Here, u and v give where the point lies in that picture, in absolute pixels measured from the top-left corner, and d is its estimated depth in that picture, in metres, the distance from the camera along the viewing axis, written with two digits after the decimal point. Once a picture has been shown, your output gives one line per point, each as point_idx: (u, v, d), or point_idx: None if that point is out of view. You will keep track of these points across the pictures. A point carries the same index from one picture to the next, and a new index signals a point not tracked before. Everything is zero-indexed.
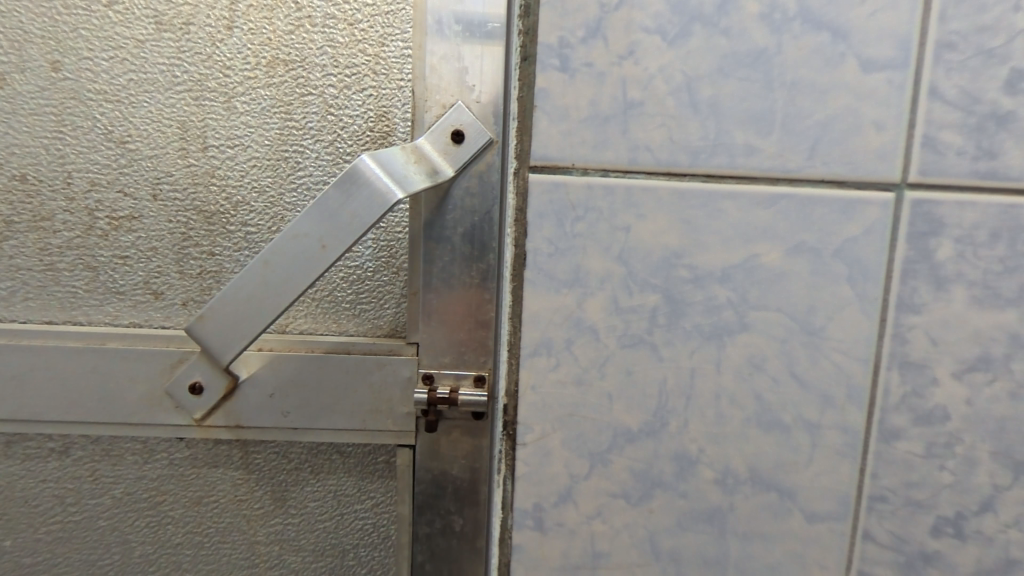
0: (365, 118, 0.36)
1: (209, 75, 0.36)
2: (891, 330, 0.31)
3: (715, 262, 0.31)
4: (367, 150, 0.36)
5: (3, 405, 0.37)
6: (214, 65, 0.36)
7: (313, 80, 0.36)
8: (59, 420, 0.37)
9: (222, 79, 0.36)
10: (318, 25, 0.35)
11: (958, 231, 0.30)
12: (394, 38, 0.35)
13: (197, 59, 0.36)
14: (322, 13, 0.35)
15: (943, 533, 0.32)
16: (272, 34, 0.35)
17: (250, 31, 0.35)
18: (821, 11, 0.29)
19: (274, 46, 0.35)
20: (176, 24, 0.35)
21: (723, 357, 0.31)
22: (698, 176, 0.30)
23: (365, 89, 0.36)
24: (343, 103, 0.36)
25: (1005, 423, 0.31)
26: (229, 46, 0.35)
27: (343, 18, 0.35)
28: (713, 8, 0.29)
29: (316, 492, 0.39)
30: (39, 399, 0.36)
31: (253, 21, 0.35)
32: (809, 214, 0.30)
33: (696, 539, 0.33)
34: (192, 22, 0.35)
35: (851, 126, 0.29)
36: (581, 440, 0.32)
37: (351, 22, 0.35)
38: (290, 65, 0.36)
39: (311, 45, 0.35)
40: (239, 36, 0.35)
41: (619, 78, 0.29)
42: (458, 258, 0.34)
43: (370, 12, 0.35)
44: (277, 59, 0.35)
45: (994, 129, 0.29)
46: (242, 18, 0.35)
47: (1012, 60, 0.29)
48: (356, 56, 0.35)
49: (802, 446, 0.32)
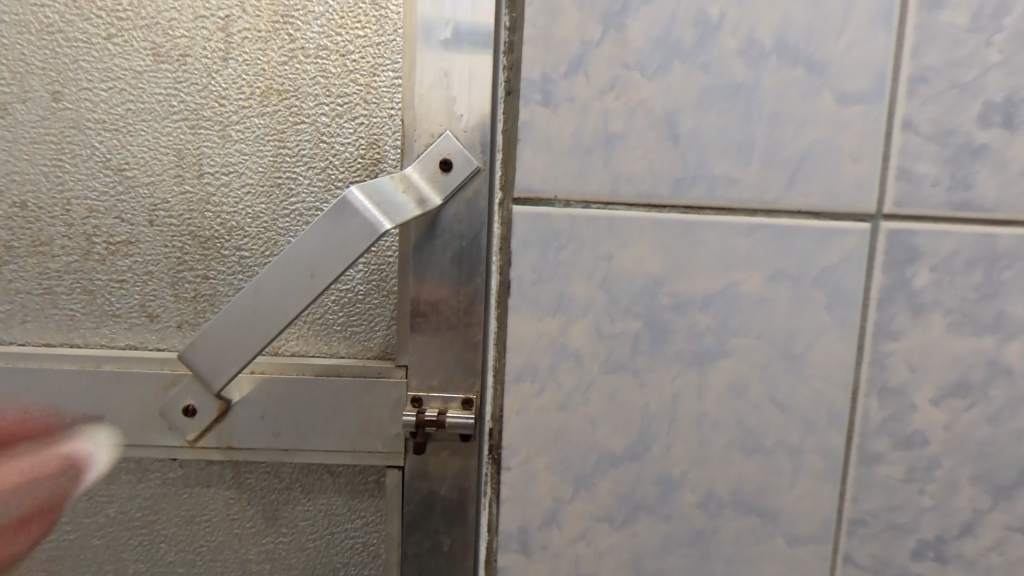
0: (357, 146, 0.37)
1: (204, 105, 0.37)
2: (870, 356, 0.32)
3: (697, 289, 0.31)
4: (358, 177, 0.37)
5: None
6: (209, 95, 0.36)
7: (306, 109, 0.36)
8: None
9: (217, 109, 0.37)
10: (311, 56, 0.36)
11: (934, 259, 0.31)
12: (385, 68, 0.36)
13: (194, 90, 0.36)
14: (315, 45, 0.36)
15: (925, 557, 0.33)
16: (266, 64, 0.36)
17: (245, 61, 0.36)
18: (798, 46, 0.29)
19: (268, 77, 0.36)
20: (173, 55, 0.36)
21: (705, 382, 0.32)
22: (678, 207, 0.30)
23: (357, 117, 0.36)
24: (335, 131, 0.37)
25: (983, 447, 0.32)
26: (224, 77, 0.36)
27: (335, 49, 0.36)
28: (693, 43, 0.29)
29: (307, 511, 0.40)
30: None
31: (248, 53, 0.36)
32: (788, 242, 0.31)
33: (679, 563, 0.34)
34: (188, 54, 0.36)
35: (828, 158, 0.30)
36: (566, 464, 0.33)
37: (343, 53, 0.36)
38: (283, 95, 0.36)
39: (304, 75, 0.36)
40: (234, 67, 0.36)
41: (602, 111, 0.30)
42: (448, 280, 0.34)
43: (362, 44, 0.36)
44: (271, 89, 0.36)
45: (968, 161, 0.30)
46: (237, 49, 0.36)
47: (985, 93, 0.30)
48: (348, 86, 0.36)
49: (783, 470, 0.33)
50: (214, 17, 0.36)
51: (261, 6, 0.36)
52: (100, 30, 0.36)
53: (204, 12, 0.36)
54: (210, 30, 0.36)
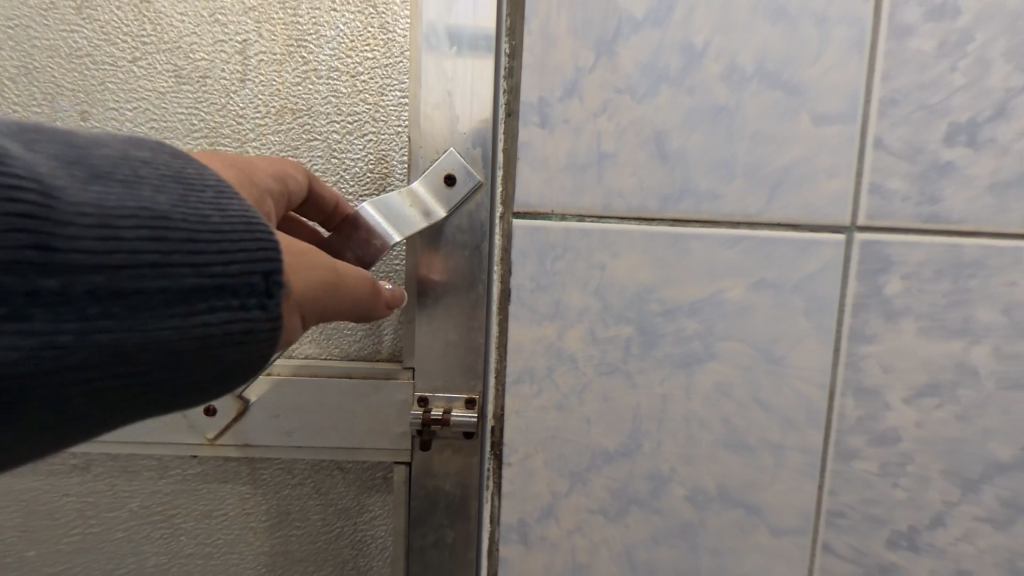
0: (366, 162, 0.39)
1: (223, 123, 0.39)
2: (846, 359, 0.34)
3: (685, 296, 0.33)
4: (367, 191, 0.39)
5: None
6: (227, 115, 0.39)
7: (318, 127, 0.39)
8: None
9: (235, 127, 0.39)
10: (322, 77, 0.39)
11: (905, 269, 0.33)
12: (392, 88, 0.38)
13: (214, 110, 0.39)
14: (326, 67, 0.39)
15: (899, 546, 0.35)
16: (280, 85, 0.39)
17: (260, 83, 0.39)
18: (777, 71, 0.32)
19: (282, 97, 0.39)
20: (193, 77, 0.39)
21: (692, 384, 0.34)
22: (666, 220, 0.33)
23: (366, 135, 0.39)
24: (345, 148, 0.39)
25: (952, 444, 0.34)
26: (241, 97, 0.39)
27: (345, 70, 0.39)
28: (679, 70, 0.32)
29: (318, 505, 0.42)
30: None
31: (264, 75, 0.39)
32: (769, 252, 0.33)
33: (669, 552, 0.36)
34: (208, 76, 0.39)
35: (805, 175, 0.32)
36: (562, 460, 0.35)
37: (353, 74, 0.38)
38: (296, 114, 0.39)
39: (316, 95, 0.39)
40: (251, 88, 0.39)
41: (595, 131, 0.32)
42: (452, 285, 0.36)
43: (370, 65, 0.38)
44: (285, 108, 0.39)
45: (936, 177, 0.32)
46: (253, 71, 0.39)
47: (950, 115, 0.32)
48: (357, 105, 0.39)
49: (766, 466, 0.35)
50: (231, 42, 0.39)
51: (276, 31, 0.38)
52: (125, 54, 0.39)
53: (222, 36, 0.39)
54: (228, 53, 0.39)
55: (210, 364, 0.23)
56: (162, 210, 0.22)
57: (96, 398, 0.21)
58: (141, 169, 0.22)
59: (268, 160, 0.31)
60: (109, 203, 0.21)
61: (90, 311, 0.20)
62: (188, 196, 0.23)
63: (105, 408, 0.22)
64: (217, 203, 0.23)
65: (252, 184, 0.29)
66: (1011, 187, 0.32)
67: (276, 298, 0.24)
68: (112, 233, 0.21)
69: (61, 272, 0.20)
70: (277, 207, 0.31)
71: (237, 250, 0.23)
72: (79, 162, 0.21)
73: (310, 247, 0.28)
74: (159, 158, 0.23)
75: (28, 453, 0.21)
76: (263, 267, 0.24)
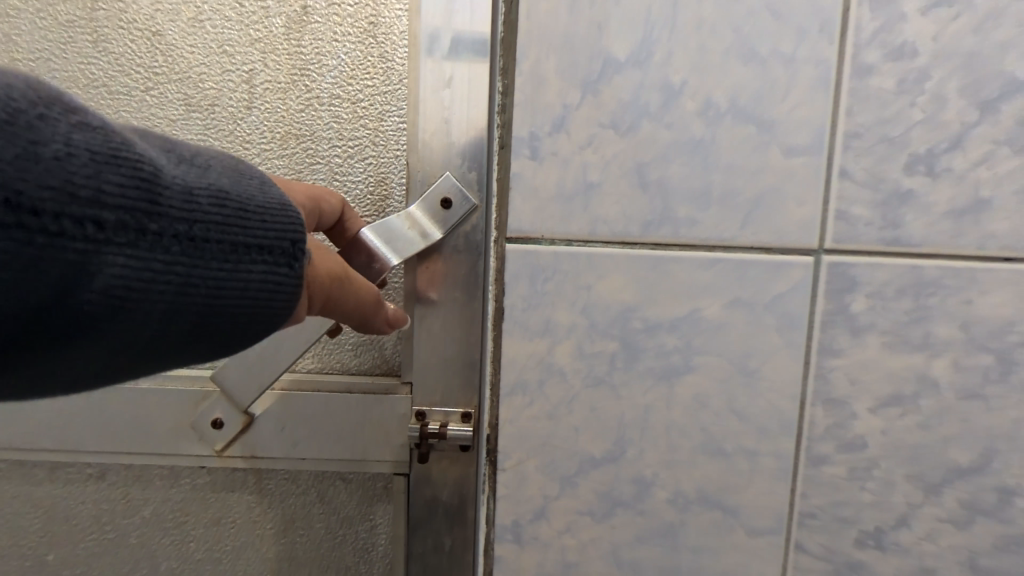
0: (366, 181, 0.46)
1: (233, 147, 0.47)
2: (815, 371, 0.37)
3: (666, 314, 0.36)
4: (369, 209, 0.46)
5: (46, 439, 0.44)
6: (236, 139, 0.47)
7: (321, 150, 0.46)
8: (96, 450, 0.44)
9: (243, 150, 0.47)
10: (325, 104, 0.46)
11: (869, 288, 0.36)
12: (390, 116, 0.46)
13: (222, 135, 0.47)
14: (329, 95, 0.46)
15: (866, 545, 0.38)
16: (285, 112, 0.46)
17: (267, 110, 0.46)
18: (749, 107, 0.34)
19: (288, 123, 0.46)
20: (203, 104, 0.47)
21: (673, 395, 0.37)
22: (647, 244, 0.35)
23: (366, 158, 0.46)
24: (347, 170, 0.46)
25: (915, 450, 0.37)
26: (250, 123, 0.47)
27: (347, 99, 0.46)
28: (658, 106, 0.34)
29: (321, 514, 0.47)
30: (76, 435, 0.44)
31: (268, 103, 0.46)
32: (743, 273, 0.36)
33: (653, 551, 0.38)
34: (216, 103, 0.46)
35: (776, 202, 0.35)
36: (553, 465, 0.38)
37: (354, 101, 0.46)
38: (301, 139, 0.46)
39: (319, 121, 0.46)
40: (257, 115, 0.46)
41: (582, 163, 0.35)
42: (448, 294, 0.40)
43: (369, 94, 0.46)
44: (290, 134, 0.46)
45: (896, 204, 0.35)
46: (260, 99, 0.46)
47: (909, 147, 0.35)
48: (358, 130, 0.46)
49: (742, 470, 0.37)
50: (239, 74, 0.46)
51: (281, 62, 0.46)
52: (141, 85, 0.46)
53: (230, 67, 0.46)
54: (236, 84, 0.46)
55: (226, 330, 0.28)
56: (226, 187, 0.28)
57: (148, 334, 0.26)
58: (210, 159, 0.28)
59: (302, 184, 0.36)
60: (191, 176, 0.27)
61: (171, 256, 0.25)
62: (241, 180, 0.28)
63: (141, 345, 0.26)
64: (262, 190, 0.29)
65: None
66: (965, 214, 0.35)
67: (300, 262, 0.30)
68: (193, 200, 0.26)
69: (160, 220, 0.25)
70: (309, 222, 0.36)
71: (275, 221, 0.29)
72: (172, 150, 0.27)
73: (324, 249, 0.33)
74: (222, 156, 0.29)
75: (75, 361, 0.24)
76: (292, 237, 0.29)
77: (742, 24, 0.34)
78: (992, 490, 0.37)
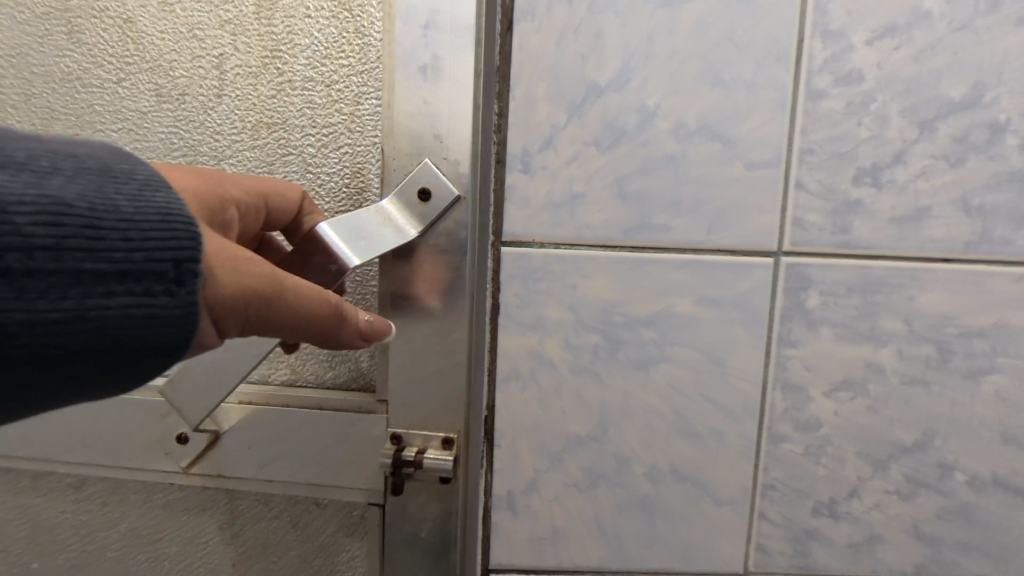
0: (342, 172, 0.45)
1: (204, 140, 0.47)
2: (775, 359, 0.41)
3: (643, 310, 0.41)
4: (346, 200, 0.46)
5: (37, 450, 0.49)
6: (208, 132, 0.47)
7: (294, 138, 0.46)
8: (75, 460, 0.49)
9: (213, 143, 0.47)
10: (298, 88, 0.45)
11: (823, 286, 0.40)
12: (367, 100, 0.44)
13: (192, 126, 0.47)
14: (301, 78, 0.45)
15: (821, 514, 0.43)
16: (257, 99, 0.46)
17: (239, 98, 0.46)
18: (716, 126, 0.39)
19: (259, 112, 0.46)
20: (174, 94, 0.47)
21: (650, 381, 0.41)
22: (627, 247, 0.40)
23: (342, 147, 0.45)
24: (321, 160, 0.46)
25: (864, 429, 0.42)
26: (221, 113, 0.46)
27: (321, 80, 0.45)
28: (636, 126, 0.39)
29: (293, 540, 0.49)
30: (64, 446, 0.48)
31: (240, 88, 0.46)
32: (712, 273, 0.40)
33: (632, 520, 0.43)
34: (187, 92, 0.46)
35: (740, 210, 0.40)
36: (542, 443, 0.42)
37: (328, 83, 0.45)
38: (273, 127, 0.46)
39: (292, 107, 0.45)
40: (228, 104, 0.46)
41: (568, 176, 0.39)
42: (437, 281, 0.42)
43: (345, 74, 0.44)
44: (262, 122, 0.46)
45: (846, 212, 0.40)
46: (230, 87, 0.46)
47: (857, 161, 0.39)
48: (333, 116, 0.45)
49: (709, 448, 0.42)
50: (211, 60, 0.46)
51: (251, 45, 0.45)
52: (112, 79, 0.47)
53: (201, 54, 0.46)
54: (206, 72, 0.46)
55: (102, 360, 0.27)
56: (96, 201, 0.26)
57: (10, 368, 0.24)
58: (84, 165, 0.27)
59: (257, 179, 0.38)
60: (54, 192, 0.25)
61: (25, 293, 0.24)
62: (108, 186, 0.27)
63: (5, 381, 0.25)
64: (140, 195, 0.27)
65: (218, 190, 0.34)
66: (906, 222, 0.40)
67: (184, 285, 0.28)
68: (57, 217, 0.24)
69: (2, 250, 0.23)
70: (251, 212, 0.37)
71: (155, 234, 0.27)
72: (37, 157, 0.25)
73: (251, 256, 0.31)
74: (91, 154, 0.27)
75: None
76: (173, 257, 0.27)
77: (709, 54, 0.38)
78: (933, 464, 0.42)
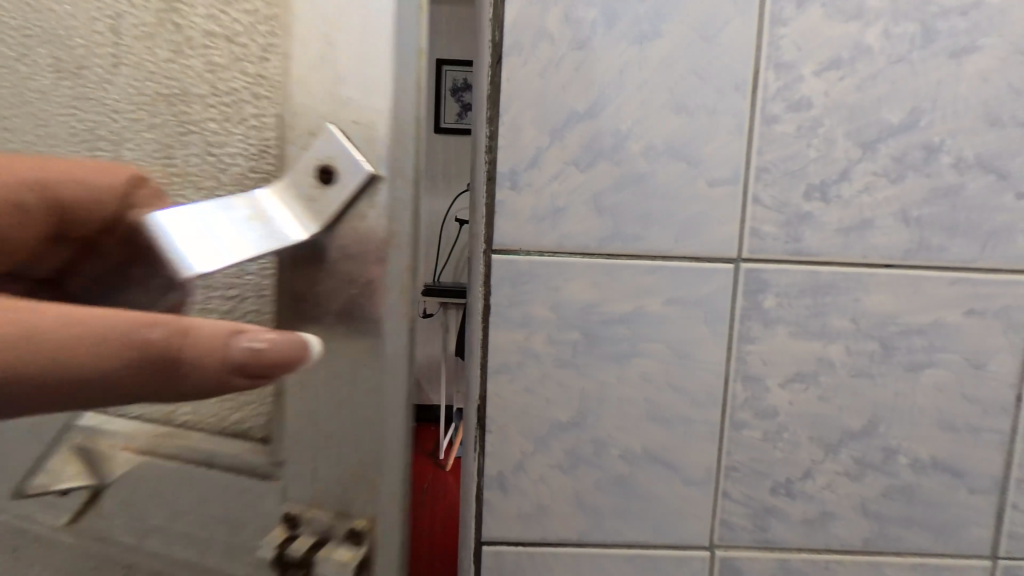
0: (246, 152, 0.34)
1: (80, 115, 0.36)
2: (737, 354, 0.46)
3: (619, 310, 0.46)
4: (251, 179, 0.34)
5: None
6: (92, 105, 0.36)
7: (192, 112, 0.34)
8: None
9: (93, 116, 0.36)
10: (196, 44, 0.34)
11: (778, 289, 0.45)
12: (269, 48, 0.33)
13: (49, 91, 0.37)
14: (199, 31, 0.34)
15: (780, 493, 0.48)
16: (151, 66, 0.35)
17: (133, 65, 0.35)
18: (681, 148, 0.44)
19: (154, 81, 0.35)
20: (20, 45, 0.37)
21: (625, 373, 0.47)
22: (605, 254, 0.45)
23: (246, 116, 0.34)
24: (222, 136, 0.34)
25: (817, 417, 0.47)
26: (90, 73, 0.36)
27: (220, 32, 0.34)
28: (611, 147, 0.44)
29: None
30: None
31: (87, 33, 0.35)
32: (679, 277, 0.45)
33: (609, 498, 0.48)
34: (43, 39, 0.36)
35: (704, 221, 0.45)
36: (530, 429, 0.47)
37: (230, 34, 0.34)
38: (169, 100, 0.35)
39: (187, 72, 0.34)
40: (106, 68, 0.35)
41: (551, 192, 0.45)
42: (346, 291, 0.33)
43: (249, 21, 0.33)
44: (159, 94, 0.35)
45: (798, 224, 0.45)
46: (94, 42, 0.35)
47: (807, 178, 0.45)
48: (234, 79, 0.34)
49: (678, 433, 0.47)
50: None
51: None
52: None
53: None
54: (62, 16, 0.36)
55: None
56: None
57: None
58: None
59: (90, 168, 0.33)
60: None
61: None
62: None
63: None
64: None
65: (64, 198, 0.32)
66: (852, 232, 0.45)
67: None
68: None
69: None
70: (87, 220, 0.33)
71: None
72: None
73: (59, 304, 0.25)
74: None
75: None
76: None
77: (675, 84, 0.44)
78: (879, 449, 0.47)
